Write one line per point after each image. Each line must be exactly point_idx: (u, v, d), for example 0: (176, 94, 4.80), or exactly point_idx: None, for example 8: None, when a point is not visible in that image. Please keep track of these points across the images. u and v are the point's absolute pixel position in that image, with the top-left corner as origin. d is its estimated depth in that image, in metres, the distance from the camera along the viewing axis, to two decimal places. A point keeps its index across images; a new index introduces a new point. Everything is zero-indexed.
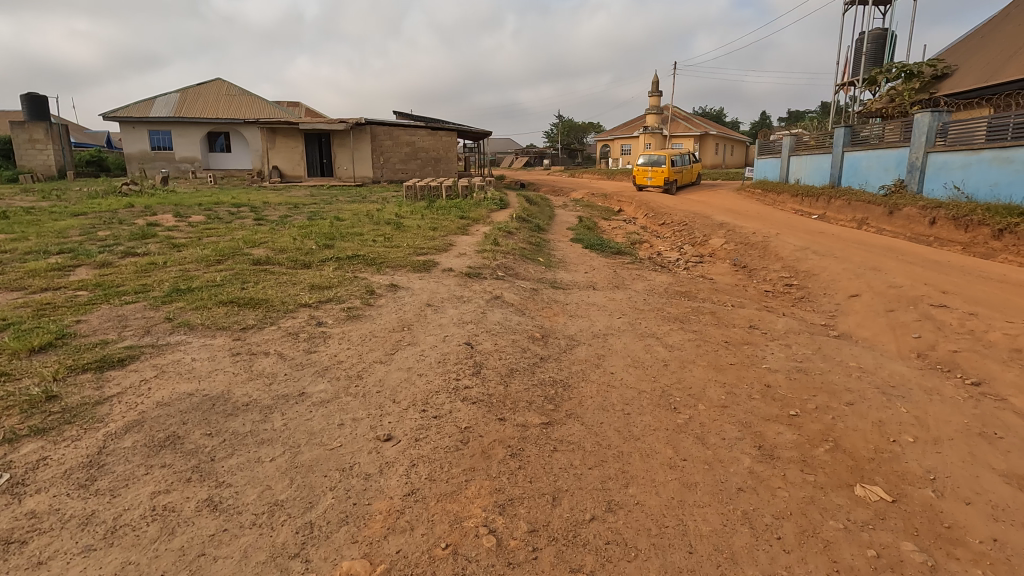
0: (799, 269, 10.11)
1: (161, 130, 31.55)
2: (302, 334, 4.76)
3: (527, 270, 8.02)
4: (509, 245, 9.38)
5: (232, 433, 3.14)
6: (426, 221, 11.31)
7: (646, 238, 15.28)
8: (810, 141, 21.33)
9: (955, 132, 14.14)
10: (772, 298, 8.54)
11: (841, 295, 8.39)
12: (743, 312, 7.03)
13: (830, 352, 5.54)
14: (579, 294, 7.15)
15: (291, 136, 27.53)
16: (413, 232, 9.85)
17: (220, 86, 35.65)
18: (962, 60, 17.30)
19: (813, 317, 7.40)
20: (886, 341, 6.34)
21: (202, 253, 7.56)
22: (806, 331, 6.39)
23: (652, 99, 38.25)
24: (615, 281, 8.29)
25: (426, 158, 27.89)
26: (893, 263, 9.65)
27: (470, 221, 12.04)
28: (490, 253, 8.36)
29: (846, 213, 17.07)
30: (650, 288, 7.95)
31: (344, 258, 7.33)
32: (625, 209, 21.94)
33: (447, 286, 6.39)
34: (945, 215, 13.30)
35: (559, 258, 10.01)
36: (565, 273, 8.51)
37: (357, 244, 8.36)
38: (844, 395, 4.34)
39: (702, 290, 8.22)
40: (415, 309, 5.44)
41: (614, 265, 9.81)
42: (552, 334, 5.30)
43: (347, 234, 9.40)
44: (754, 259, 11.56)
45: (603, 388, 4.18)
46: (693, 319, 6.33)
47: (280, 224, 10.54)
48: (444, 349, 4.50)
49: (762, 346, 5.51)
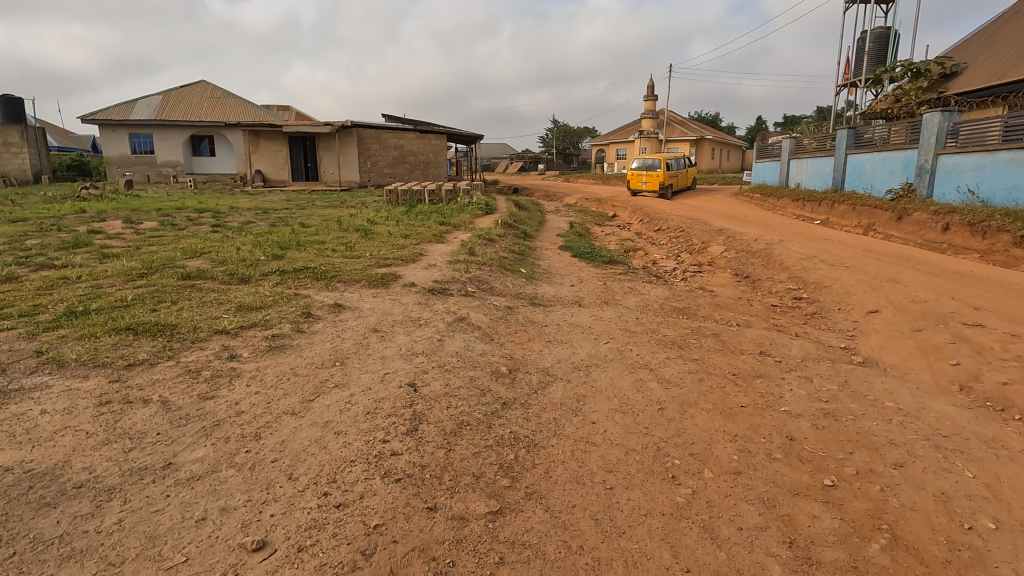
0: (808, 281, 9.18)
1: (141, 133, 30.55)
2: (204, 372, 3.76)
3: (504, 284, 7.06)
4: (486, 254, 8.43)
5: (31, 541, 2.16)
6: (399, 228, 10.35)
7: (640, 245, 14.35)
8: (811, 143, 20.48)
9: (966, 133, 13.31)
10: (780, 314, 7.60)
11: (857, 311, 7.46)
12: (749, 333, 6.09)
13: (858, 387, 4.60)
14: (560, 313, 6.20)
15: (275, 139, 26.60)
16: (381, 240, 8.90)
17: (204, 88, 34.77)
18: (972, 58, 16.47)
19: (830, 338, 6.47)
20: (919, 369, 5.43)
21: (128, 265, 6.55)
22: (826, 358, 5.45)
23: (647, 103, 37.49)
24: (603, 295, 7.34)
25: (415, 162, 27.20)
26: (912, 274, 8.75)
27: (449, 228, 11.09)
28: (463, 264, 7.41)
29: (851, 218, 16.21)
30: (644, 305, 7.00)
31: (292, 271, 6.36)
32: (620, 214, 21.03)
33: (403, 305, 5.43)
34: (959, 220, 12.43)
35: (543, 269, 9.06)
36: (547, 287, 7.56)
37: (313, 255, 7.37)
38: (889, 453, 3.40)
39: (702, 305, 7.27)
40: (358, 337, 4.47)
41: (604, 277, 8.87)
42: (522, 367, 4.35)
43: (307, 242, 8.43)
44: (757, 268, 10.67)
45: (580, 446, 3.23)
46: (692, 344, 5.39)
47: (236, 231, 9.56)
48: (379, 393, 3.54)
49: (776, 380, 4.56)
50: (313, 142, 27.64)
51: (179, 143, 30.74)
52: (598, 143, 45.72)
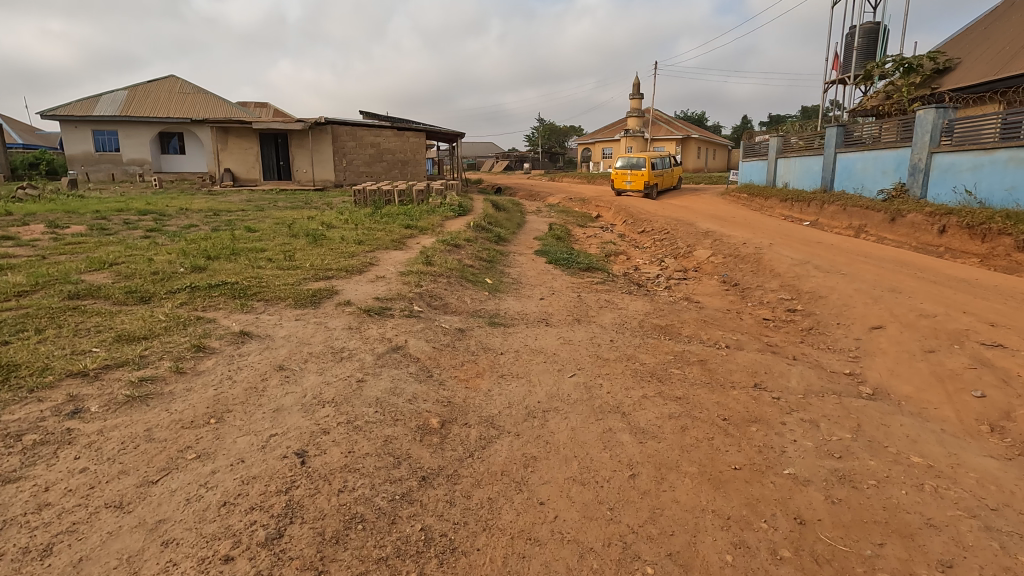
0: (802, 290, 8.39)
1: (105, 130, 29.11)
2: (24, 438, 2.78)
3: (461, 300, 6.16)
4: (446, 262, 7.52)
5: None
6: (357, 233, 9.40)
7: (623, 248, 13.52)
8: (799, 142, 19.82)
9: (962, 130, 12.67)
10: (774, 331, 6.79)
11: (859, 327, 6.68)
12: (741, 357, 5.27)
13: (875, 433, 3.77)
14: (522, 336, 5.32)
15: (245, 137, 25.41)
16: (331, 248, 7.95)
17: (174, 84, 33.37)
18: (965, 53, 15.84)
19: (832, 360, 5.66)
20: (940, 404, 4.64)
21: (12, 280, 5.53)
22: (831, 390, 4.63)
23: (633, 102, 36.77)
24: (575, 311, 6.47)
25: (393, 160, 25.78)
26: (915, 283, 8.01)
27: (414, 233, 10.19)
28: (415, 275, 6.49)
29: (841, 220, 15.55)
30: (621, 322, 6.16)
31: (206, 287, 5.38)
32: (603, 215, 20.26)
33: (328, 331, 4.50)
34: (957, 222, 11.79)
35: (513, 278, 8.21)
36: (512, 301, 6.68)
37: (242, 266, 6.42)
38: (930, 546, 2.57)
39: (687, 322, 6.42)
40: (253, 381, 3.52)
41: (579, 287, 8.03)
42: (460, 416, 3.45)
43: (244, 250, 7.46)
44: (745, 275, 9.90)
45: (517, 549, 2.35)
46: (674, 376, 4.53)
47: (171, 237, 8.53)
48: (250, 470, 2.60)
49: (776, 427, 3.70)
50: (285, 140, 26.50)
51: (146, 140, 29.36)
52: (583, 143, 45.00)
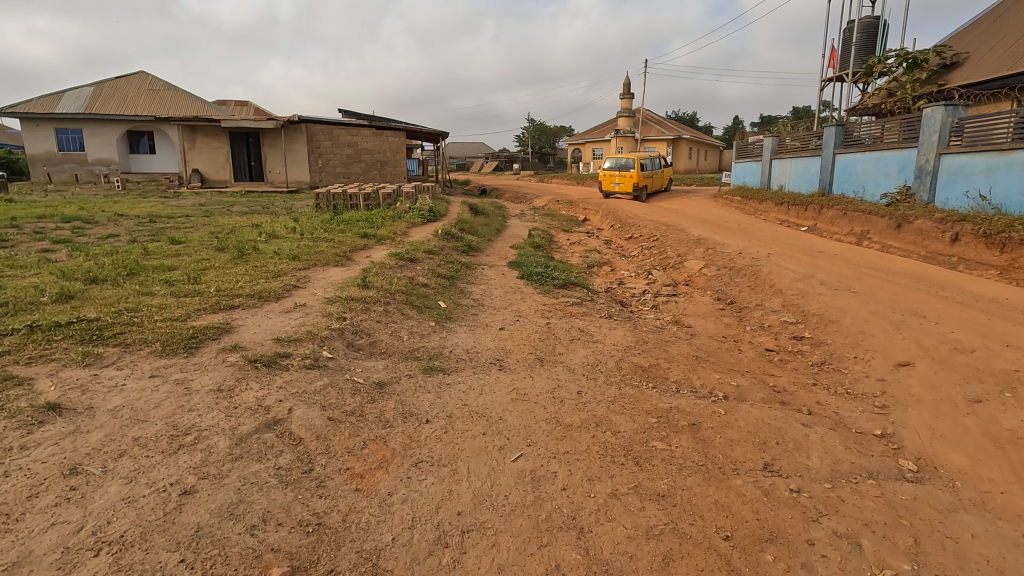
0: (808, 313, 7.25)
1: (69, 128, 27.49)
2: None
3: (397, 335, 4.95)
4: (392, 283, 6.33)
5: None
6: (298, 245, 8.14)
7: (607, 258, 12.40)
8: (795, 142, 18.76)
9: (974, 129, 11.63)
10: (779, 368, 5.64)
11: (881, 364, 5.55)
12: (743, 414, 4.13)
13: (944, 560, 2.63)
14: (463, 389, 4.12)
15: (213, 135, 24.01)
16: (257, 265, 6.71)
17: (143, 81, 31.81)
18: (973, 47, 14.82)
19: (856, 414, 4.53)
20: (1006, 484, 3.52)
21: None
22: (865, 470, 3.49)
23: (623, 102, 35.73)
24: (539, 347, 5.29)
25: (371, 160, 24.37)
26: (938, 304, 6.94)
27: (369, 244, 9.00)
28: (343, 303, 5.30)
29: (841, 225, 14.53)
30: (594, 362, 5.00)
31: (51, 326, 4.10)
32: (590, 218, 19.13)
33: (186, 397, 3.28)
34: (972, 230, 10.78)
35: (475, 299, 7.06)
36: (464, 333, 5.47)
37: (129, 292, 5.15)
38: None
39: (676, 360, 5.25)
40: (11, 501, 2.29)
41: (551, 310, 6.88)
42: (325, 556, 2.25)
43: (148, 269, 6.19)
44: (742, 291, 8.81)
45: None
46: (657, 455, 3.36)
47: (73, 250, 7.20)
48: None
49: (802, 555, 2.55)
50: (256, 139, 25.12)
51: (113, 139, 27.78)
52: (572, 143, 43.98)
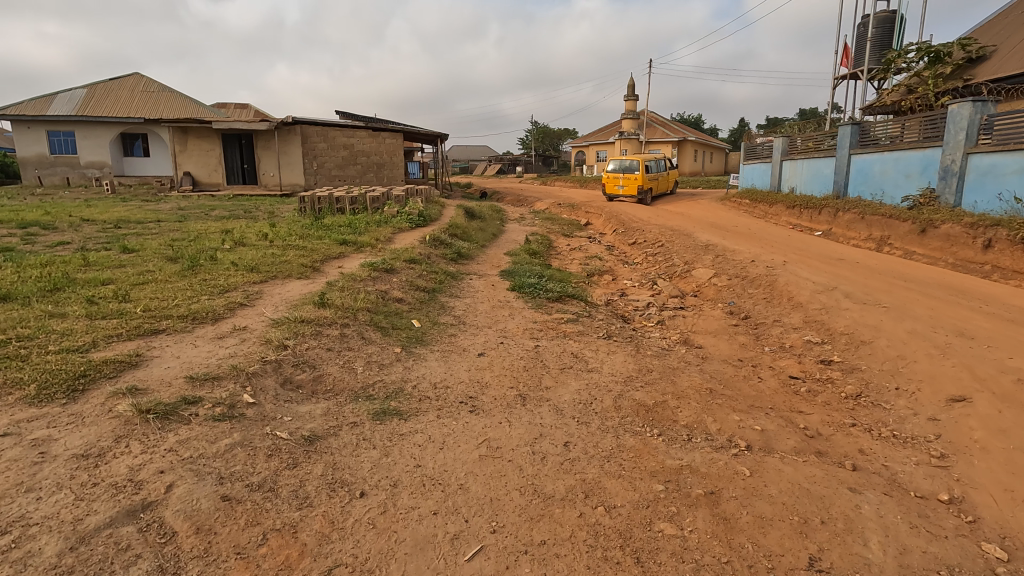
0: (835, 332, 6.36)
1: (60, 130, 26.74)
2: None
3: (350, 368, 4.10)
4: (358, 300, 5.50)
5: None
6: (265, 254, 7.33)
7: (609, 265, 11.53)
8: (808, 142, 17.83)
9: (1006, 126, 10.73)
10: (808, 403, 4.77)
11: (930, 400, 4.68)
12: (774, 474, 3.26)
13: None
14: (418, 442, 3.27)
15: (205, 137, 23.27)
16: (207, 278, 5.87)
17: (138, 83, 31.20)
18: (1000, 40, 13.91)
19: (910, 470, 3.67)
20: None
21: None
22: (941, 566, 2.64)
23: (627, 104, 34.84)
24: (522, 379, 4.44)
25: (367, 163, 23.51)
26: (986, 322, 6.06)
27: (345, 253, 8.17)
28: (291, 326, 4.46)
29: (859, 229, 13.64)
30: (586, 400, 4.14)
31: None
32: (593, 222, 18.25)
33: (33, 470, 2.44)
34: (1008, 235, 9.87)
35: (456, 317, 6.21)
36: (434, 361, 4.62)
37: (35, 314, 4.30)
38: None
39: (687, 395, 4.38)
40: None
41: (541, 329, 6.03)
42: None
43: (77, 284, 5.36)
44: (757, 304, 7.93)
45: None
46: (666, 548, 2.51)
47: (7, 260, 6.38)
48: None
49: None
50: (249, 140, 24.37)
51: (105, 141, 27.06)
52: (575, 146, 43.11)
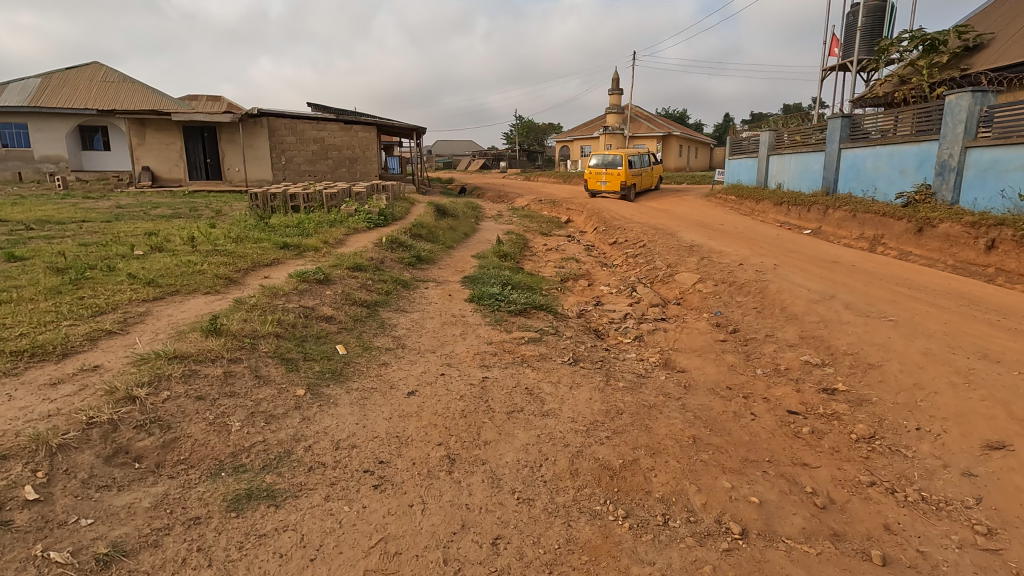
0: (838, 352, 5.49)
1: (12, 122, 25.02)
2: None
3: (219, 424, 3.09)
4: (267, 322, 4.49)
5: None
6: (183, 262, 6.29)
7: (586, 268, 10.63)
8: (795, 136, 17.05)
9: (1009, 118, 9.97)
10: (814, 451, 3.86)
11: (962, 448, 3.81)
12: None
13: None
14: (279, 550, 2.29)
15: (164, 129, 21.89)
16: (90, 295, 4.82)
17: (99, 73, 29.63)
18: (997, 29, 13.19)
19: (959, 565, 2.75)
20: None
21: None
22: None
23: (611, 97, 33.97)
24: (455, 431, 3.47)
25: (339, 158, 21.95)
26: (1012, 342, 5.22)
27: (281, 259, 7.17)
28: (154, 367, 3.44)
29: (850, 227, 12.89)
30: (529, 464, 3.17)
31: None
32: (574, 220, 17.34)
33: None
34: (1013, 236, 9.13)
35: (395, 338, 5.23)
36: (345, 407, 3.62)
37: None
38: None
39: (665, 451, 3.43)
40: None
41: (495, 353, 5.08)
42: None
43: None
44: (748, 315, 7.04)
45: None
46: None
47: None
48: None
49: None
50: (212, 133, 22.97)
51: (62, 134, 25.45)
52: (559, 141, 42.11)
